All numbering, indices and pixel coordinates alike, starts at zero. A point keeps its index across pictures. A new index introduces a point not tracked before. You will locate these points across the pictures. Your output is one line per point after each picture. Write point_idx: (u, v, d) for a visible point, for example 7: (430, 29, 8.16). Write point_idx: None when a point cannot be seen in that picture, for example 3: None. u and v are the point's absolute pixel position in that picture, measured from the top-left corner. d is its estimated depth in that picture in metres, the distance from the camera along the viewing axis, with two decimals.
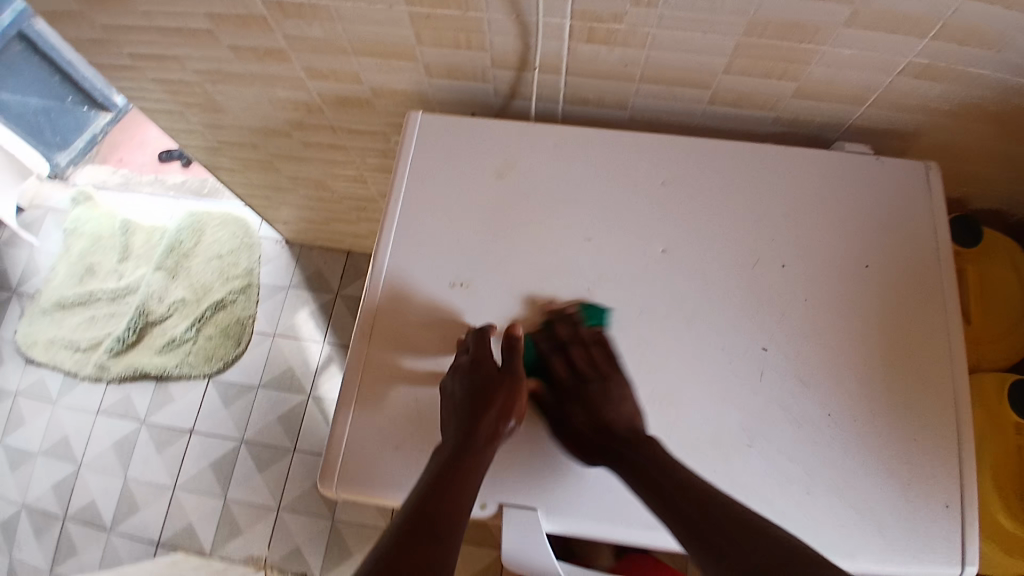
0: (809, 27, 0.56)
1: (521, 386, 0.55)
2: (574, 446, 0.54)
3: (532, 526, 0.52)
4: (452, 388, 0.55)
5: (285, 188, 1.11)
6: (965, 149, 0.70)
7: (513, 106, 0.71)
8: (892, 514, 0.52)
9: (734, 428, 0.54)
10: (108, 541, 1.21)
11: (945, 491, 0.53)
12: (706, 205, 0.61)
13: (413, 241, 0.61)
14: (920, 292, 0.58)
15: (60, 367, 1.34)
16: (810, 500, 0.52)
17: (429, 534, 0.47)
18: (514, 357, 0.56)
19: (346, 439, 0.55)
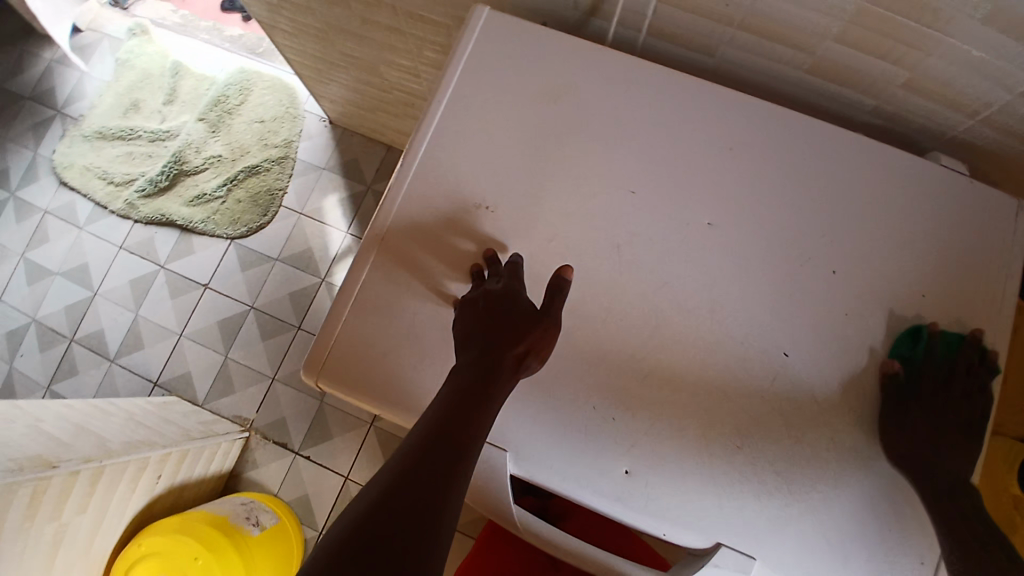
0: (943, 9, 0.48)
1: (554, 331, 0.50)
2: (561, 400, 0.52)
3: (497, 468, 0.51)
4: (478, 312, 0.50)
5: (337, 65, 1.06)
6: None
7: (589, 26, 0.64)
8: (864, 553, 0.50)
9: (726, 424, 0.51)
10: (112, 369, 1.28)
11: (925, 542, 0.50)
12: (768, 185, 0.55)
13: (447, 149, 0.57)
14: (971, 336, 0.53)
15: (92, 195, 1.36)
16: (783, 515, 0.50)
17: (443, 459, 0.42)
18: (555, 300, 0.51)
19: (336, 335, 0.54)
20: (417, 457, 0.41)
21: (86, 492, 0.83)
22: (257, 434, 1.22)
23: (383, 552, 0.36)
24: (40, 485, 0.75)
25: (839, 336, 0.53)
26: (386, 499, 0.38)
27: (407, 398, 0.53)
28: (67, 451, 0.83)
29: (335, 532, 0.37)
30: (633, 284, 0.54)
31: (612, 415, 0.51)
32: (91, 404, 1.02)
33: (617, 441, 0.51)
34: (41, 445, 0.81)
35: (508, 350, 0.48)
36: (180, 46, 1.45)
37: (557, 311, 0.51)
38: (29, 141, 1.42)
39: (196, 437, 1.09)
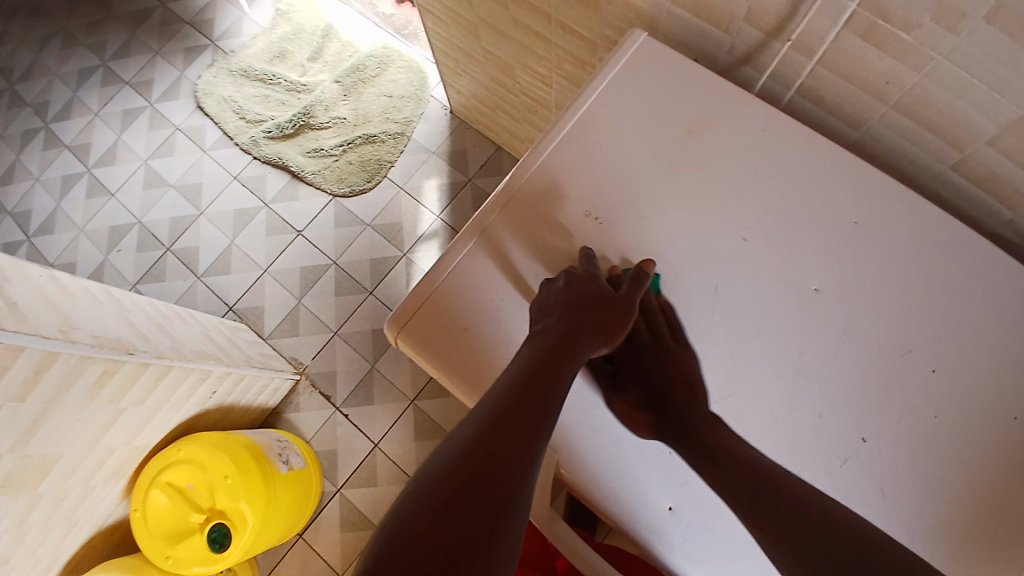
0: None
1: (628, 318, 0.53)
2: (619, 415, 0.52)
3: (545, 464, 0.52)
4: (557, 295, 0.53)
5: (476, 58, 1.12)
6: None
7: (739, 72, 0.65)
8: None
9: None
10: (194, 284, 1.38)
11: None
12: (884, 268, 0.54)
13: (572, 156, 0.59)
14: None
15: (223, 125, 1.48)
16: None
17: (520, 425, 0.43)
18: (636, 288, 0.53)
19: (426, 297, 0.57)
20: (490, 425, 0.43)
21: (149, 384, 0.90)
22: (306, 380, 1.28)
23: (461, 503, 0.37)
24: (114, 366, 0.81)
25: (923, 438, 0.50)
26: (461, 460, 0.40)
27: (475, 375, 0.55)
28: (145, 343, 0.89)
29: (418, 487, 0.39)
30: (722, 328, 0.53)
31: (668, 448, 0.51)
32: (173, 308, 1.10)
33: (667, 476, 0.50)
34: (125, 331, 0.88)
35: (582, 329, 0.52)
36: (336, 10, 1.56)
37: (633, 300, 0.53)
38: (177, 61, 1.57)
39: (254, 365, 1.15)
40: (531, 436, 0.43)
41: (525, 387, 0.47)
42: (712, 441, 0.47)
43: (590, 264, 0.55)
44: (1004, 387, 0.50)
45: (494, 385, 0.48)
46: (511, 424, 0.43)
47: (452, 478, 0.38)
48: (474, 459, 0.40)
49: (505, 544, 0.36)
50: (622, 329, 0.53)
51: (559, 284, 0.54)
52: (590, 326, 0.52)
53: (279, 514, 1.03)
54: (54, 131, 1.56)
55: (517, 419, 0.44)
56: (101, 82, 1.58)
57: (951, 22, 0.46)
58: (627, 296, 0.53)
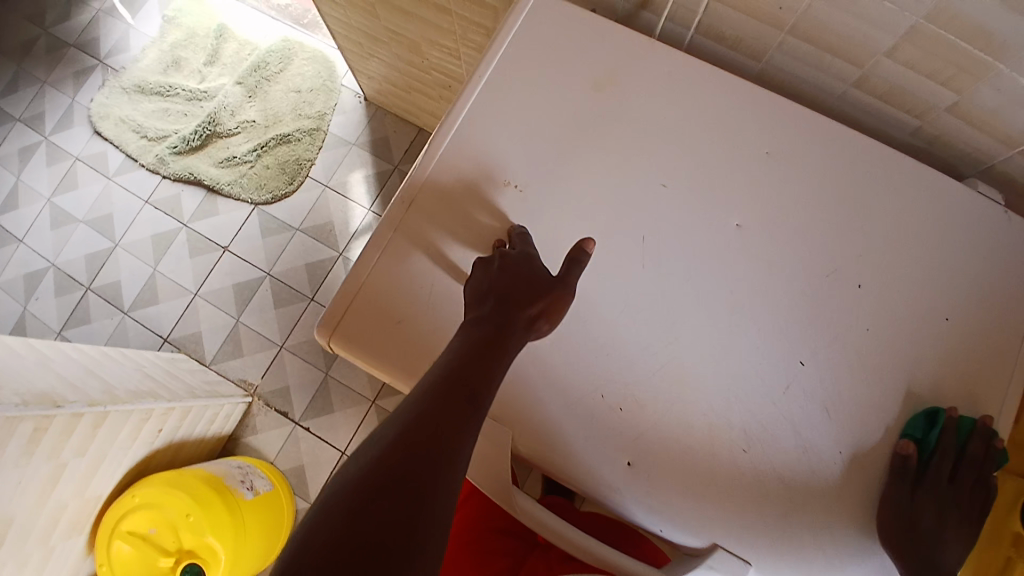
0: (996, 38, 0.47)
1: (567, 300, 0.50)
2: (566, 383, 0.51)
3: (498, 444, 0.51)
4: (486, 277, 0.51)
5: (380, 40, 1.06)
6: None
7: (638, 18, 0.63)
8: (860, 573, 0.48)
9: (736, 433, 0.50)
10: (122, 320, 1.29)
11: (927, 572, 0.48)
12: (802, 196, 0.54)
13: (481, 126, 0.56)
14: (992, 368, 0.51)
15: (124, 147, 1.38)
16: (784, 524, 0.48)
17: (448, 416, 0.43)
18: (571, 271, 0.51)
19: (355, 291, 0.54)
20: (416, 417, 0.42)
21: (89, 435, 0.84)
22: (260, 400, 1.23)
23: (382, 505, 0.37)
24: (45, 423, 0.75)
25: (860, 355, 0.51)
26: (383, 458, 0.40)
27: (415, 368, 0.53)
28: (75, 393, 0.83)
29: (338, 488, 0.39)
30: (655, 280, 0.52)
31: (617, 405, 0.50)
32: (101, 350, 1.03)
33: (621, 434, 0.50)
34: (50, 383, 0.81)
35: (517, 314, 0.49)
36: (226, 8, 1.46)
37: (572, 283, 0.51)
38: (65, 86, 1.45)
39: (200, 394, 1.10)
40: (461, 431, 0.43)
41: (457, 379, 0.45)
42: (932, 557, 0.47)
43: (521, 244, 0.52)
44: (927, 293, 0.52)
45: (425, 375, 0.46)
46: (440, 417, 0.43)
47: (371, 478, 0.38)
48: (397, 457, 0.40)
49: (427, 543, 0.37)
50: (563, 308, 0.50)
51: (491, 268, 0.51)
52: (527, 310, 0.49)
53: (250, 540, 0.99)
54: None
55: (447, 410, 0.43)
56: None
57: None
58: (561, 279, 0.50)
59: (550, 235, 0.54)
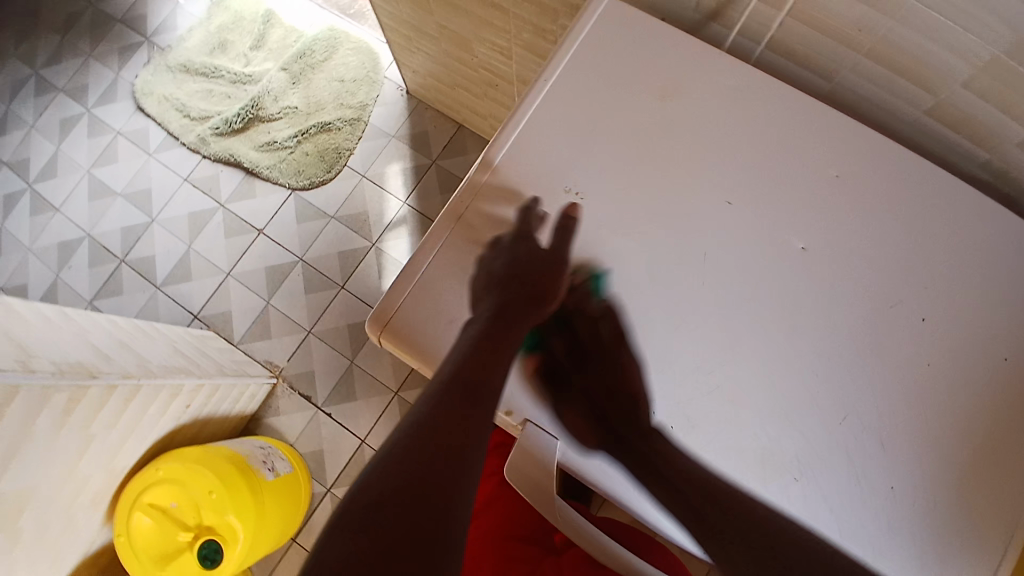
0: None
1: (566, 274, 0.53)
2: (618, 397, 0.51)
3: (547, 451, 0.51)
4: (496, 262, 0.54)
5: (430, 34, 1.07)
6: None
7: (707, 29, 0.63)
8: None
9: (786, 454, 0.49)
10: (154, 295, 1.31)
11: None
12: (866, 221, 0.53)
13: (544, 130, 0.56)
14: None
15: (167, 125, 1.40)
16: None
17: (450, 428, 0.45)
18: (578, 243, 0.54)
19: (410, 288, 0.54)
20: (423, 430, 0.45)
21: (121, 407, 0.84)
22: (284, 383, 1.24)
23: (391, 516, 0.40)
24: (81, 391, 0.76)
25: (919, 386, 0.50)
26: (391, 468, 0.43)
27: None
28: (111, 364, 0.84)
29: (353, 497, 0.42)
30: (713, 296, 0.52)
31: (670, 423, 0.50)
32: (135, 324, 1.04)
33: (670, 451, 0.50)
34: (87, 354, 0.82)
35: (525, 302, 0.52)
36: None
37: (567, 253, 0.54)
38: (112, 61, 1.47)
39: (228, 373, 1.11)
40: (463, 439, 0.45)
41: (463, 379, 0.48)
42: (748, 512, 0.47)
43: (522, 221, 0.55)
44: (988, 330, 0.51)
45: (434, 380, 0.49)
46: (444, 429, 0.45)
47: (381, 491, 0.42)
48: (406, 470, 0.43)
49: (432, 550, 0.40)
50: (561, 284, 0.53)
51: (495, 257, 0.54)
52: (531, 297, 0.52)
53: (268, 522, 0.99)
54: None
55: (451, 423, 0.46)
56: (35, 91, 1.48)
57: None
58: (557, 258, 0.53)
59: (611, 242, 0.54)
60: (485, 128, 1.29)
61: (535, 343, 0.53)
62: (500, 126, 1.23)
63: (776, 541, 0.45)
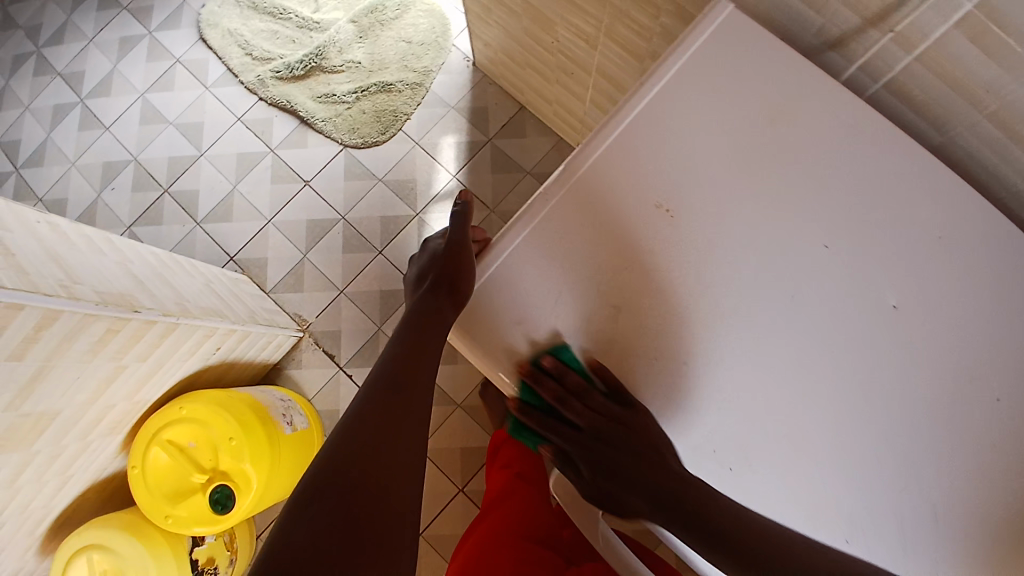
0: None
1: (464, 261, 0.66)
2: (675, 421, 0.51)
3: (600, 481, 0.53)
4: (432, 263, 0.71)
5: (513, 10, 1.04)
6: None
7: (823, 58, 0.60)
8: None
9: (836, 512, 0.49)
10: (193, 230, 1.31)
11: None
12: (962, 287, 0.51)
13: (643, 138, 0.54)
14: None
15: (228, 60, 1.38)
16: None
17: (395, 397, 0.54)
18: (638, 258, 0.53)
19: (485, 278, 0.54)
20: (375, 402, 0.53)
21: (154, 342, 0.84)
22: (310, 338, 1.24)
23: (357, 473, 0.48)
24: (119, 324, 0.75)
25: (993, 468, 0.48)
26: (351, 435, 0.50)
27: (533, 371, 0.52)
28: (150, 299, 0.83)
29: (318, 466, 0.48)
30: (792, 341, 0.51)
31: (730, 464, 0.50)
32: (174, 258, 1.04)
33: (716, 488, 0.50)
34: (127, 284, 0.81)
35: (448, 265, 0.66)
36: None
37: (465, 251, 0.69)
38: None
39: (259, 322, 1.11)
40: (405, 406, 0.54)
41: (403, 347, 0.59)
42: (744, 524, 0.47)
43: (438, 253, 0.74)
44: None
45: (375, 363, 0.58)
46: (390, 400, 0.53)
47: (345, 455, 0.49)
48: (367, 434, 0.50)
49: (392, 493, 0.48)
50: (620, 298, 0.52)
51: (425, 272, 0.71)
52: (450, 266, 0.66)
53: (281, 475, 1.00)
54: (44, 55, 1.46)
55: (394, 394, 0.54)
56: (98, 5, 1.46)
57: None
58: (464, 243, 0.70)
59: (693, 268, 0.52)
60: (548, 113, 1.26)
61: (579, 365, 0.52)
62: (564, 114, 1.20)
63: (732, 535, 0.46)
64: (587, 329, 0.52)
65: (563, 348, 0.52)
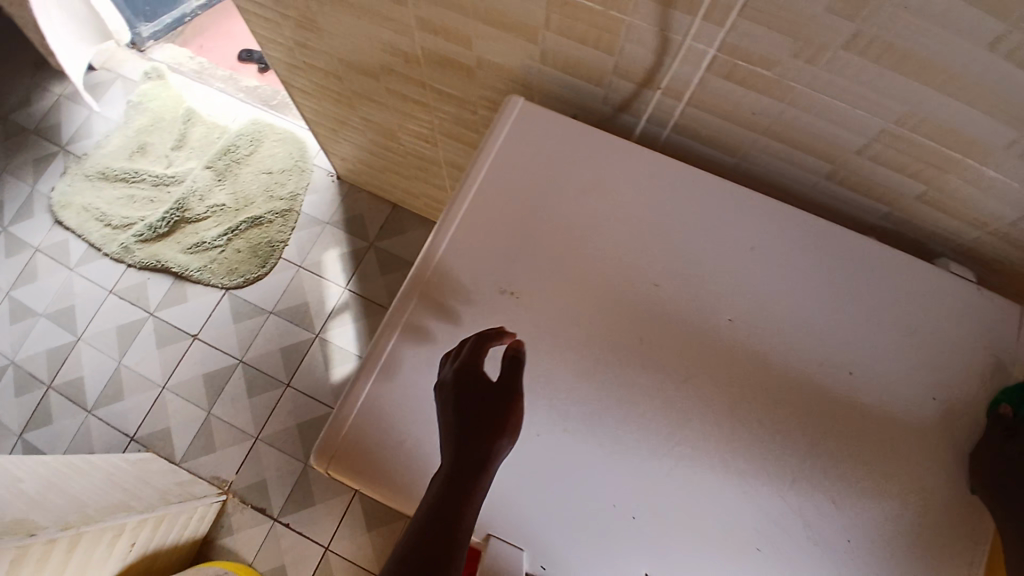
0: (965, 134, 0.50)
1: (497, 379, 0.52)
2: (591, 490, 0.53)
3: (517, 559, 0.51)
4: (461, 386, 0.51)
5: (355, 125, 1.08)
6: None
7: (620, 119, 0.68)
8: None
9: (748, 528, 0.52)
10: (85, 420, 1.21)
11: None
12: (785, 290, 0.59)
13: (476, 229, 0.60)
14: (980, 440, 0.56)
15: (88, 236, 1.33)
16: None
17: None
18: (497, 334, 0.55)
19: (360, 400, 0.55)
20: None
21: (63, 560, 0.79)
22: (235, 498, 1.16)
23: None
24: (21, 552, 0.71)
25: (851, 431, 0.55)
26: None
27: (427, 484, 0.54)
28: (46, 517, 0.79)
29: None
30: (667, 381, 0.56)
31: (615, 502, 0.52)
32: (65, 463, 0.97)
33: (641, 540, 0.52)
34: (16, 506, 0.77)
35: (495, 417, 0.50)
36: (195, 94, 1.46)
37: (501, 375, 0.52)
38: (25, 175, 1.40)
39: (173, 501, 1.03)
40: None
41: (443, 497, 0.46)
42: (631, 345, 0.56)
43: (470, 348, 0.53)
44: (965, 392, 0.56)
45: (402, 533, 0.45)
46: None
47: None
48: None
49: None
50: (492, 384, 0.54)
51: (446, 372, 0.53)
52: (498, 418, 0.50)
53: None
54: None
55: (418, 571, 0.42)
56: None
57: (807, 56, 0.49)
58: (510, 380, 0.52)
59: (556, 337, 0.57)
60: (421, 205, 1.29)
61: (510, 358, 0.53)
62: (434, 204, 1.24)
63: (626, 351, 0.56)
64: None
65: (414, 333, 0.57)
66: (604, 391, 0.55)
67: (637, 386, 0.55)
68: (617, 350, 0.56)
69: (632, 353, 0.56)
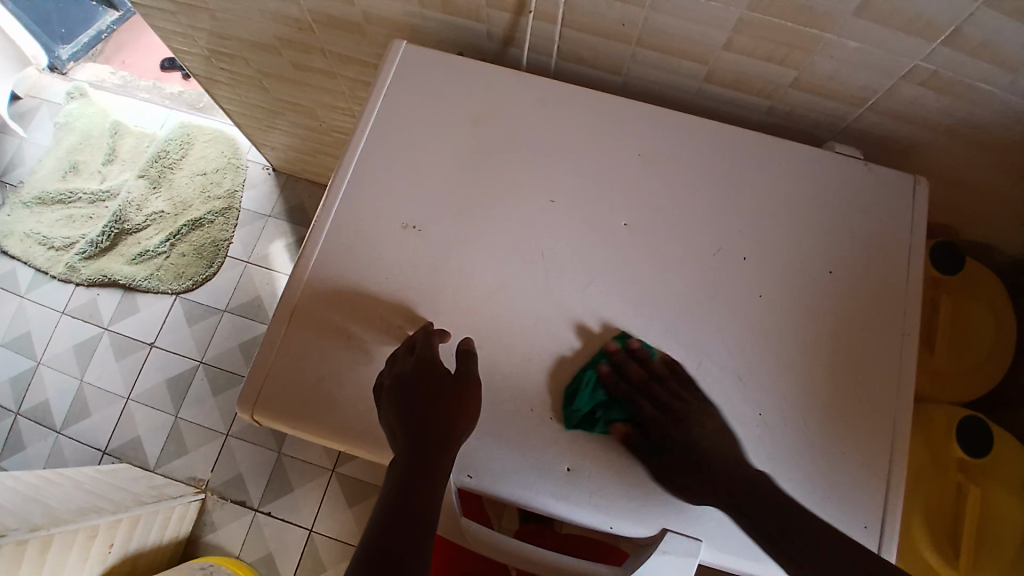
0: (817, 10, 0.52)
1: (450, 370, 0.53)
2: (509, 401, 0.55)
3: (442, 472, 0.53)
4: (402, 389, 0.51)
5: (275, 111, 1.08)
6: (949, 172, 0.68)
7: (507, 54, 0.70)
8: None
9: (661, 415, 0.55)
10: (55, 441, 1.21)
11: (862, 505, 0.53)
12: (675, 190, 0.61)
13: (373, 173, 0.61)
14: (878, 306, 0.58)
15: (33, 261, 1.32)
16: None
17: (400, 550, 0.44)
18: (406, 270, 0.58)
19: (279, 342, 0.56)
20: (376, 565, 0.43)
21: (35, 564, 0.82)
22: (213, 494, 1.17)
23: None
24: None
25: (749, 312, 0.58)
26: None
27: (351, 417, 0.55)
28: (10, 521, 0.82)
29: None
30: (569, 290, 0.58)
31: (530, 407, 0.55)
32: (38, 474, 0.99)
33: (559, 440, 0.54)
34: None
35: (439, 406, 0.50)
36: (121, 107, 1.45)
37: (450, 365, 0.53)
38: None
39: (146, 502, 1.04)
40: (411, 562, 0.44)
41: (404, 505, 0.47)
42: (536, 264, 0.58)
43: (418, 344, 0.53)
44: (856, 263, 0.59)
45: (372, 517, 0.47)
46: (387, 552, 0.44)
47: None
48: None
49: None
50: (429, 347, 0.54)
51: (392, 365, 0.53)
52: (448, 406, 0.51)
53: None
54: None
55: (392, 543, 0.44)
56: None
57: None
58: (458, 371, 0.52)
59: (461, 265, 0.58)
60: None
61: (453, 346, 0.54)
62: None
63: (528, 272, 0.58)
64: (371, 354, 0.56)
65: (320, 279, 0.58)
66: (514, 310, 0.57)
67: (545, 301, 0.58)
68: (521, 271, 0.58)
69: (535, 273, 0.58)
